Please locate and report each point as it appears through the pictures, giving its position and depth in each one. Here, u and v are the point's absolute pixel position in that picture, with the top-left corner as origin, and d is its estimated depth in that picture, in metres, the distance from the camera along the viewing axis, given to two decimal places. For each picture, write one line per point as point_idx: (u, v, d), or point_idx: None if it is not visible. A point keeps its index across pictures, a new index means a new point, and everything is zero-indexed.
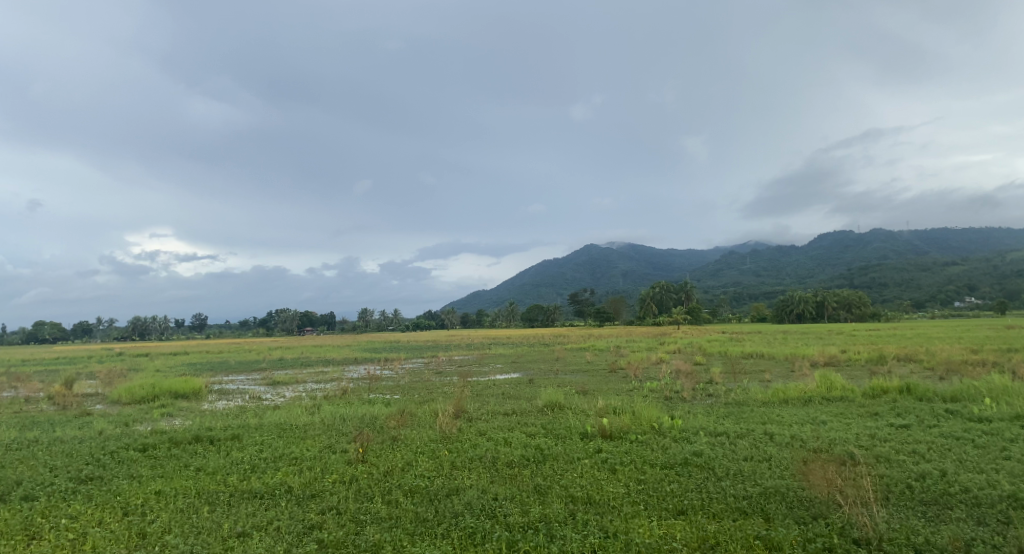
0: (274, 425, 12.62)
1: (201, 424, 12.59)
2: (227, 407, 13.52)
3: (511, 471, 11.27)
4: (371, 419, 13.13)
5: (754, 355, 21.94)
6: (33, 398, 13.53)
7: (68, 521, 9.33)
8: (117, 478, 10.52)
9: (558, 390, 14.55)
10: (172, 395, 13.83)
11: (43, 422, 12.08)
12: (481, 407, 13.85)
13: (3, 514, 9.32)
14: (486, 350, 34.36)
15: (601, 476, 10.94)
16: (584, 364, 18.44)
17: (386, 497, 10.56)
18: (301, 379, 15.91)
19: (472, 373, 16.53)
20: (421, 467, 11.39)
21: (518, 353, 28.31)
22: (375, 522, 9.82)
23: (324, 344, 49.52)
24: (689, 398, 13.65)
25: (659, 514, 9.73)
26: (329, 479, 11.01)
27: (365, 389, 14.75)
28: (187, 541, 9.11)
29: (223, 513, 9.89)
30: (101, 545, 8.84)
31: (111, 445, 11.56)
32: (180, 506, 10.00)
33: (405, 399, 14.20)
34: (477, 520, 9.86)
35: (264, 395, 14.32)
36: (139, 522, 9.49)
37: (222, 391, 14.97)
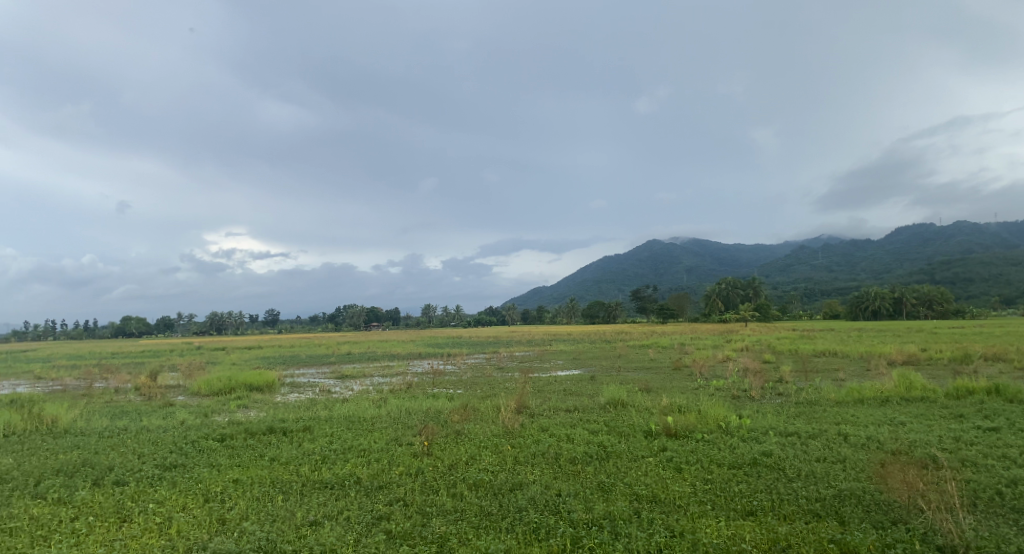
0: (342, 416, 12.94)
1: (275, 416, 13.04)
2: (299, 399, 13.97)
3: (574, 468, 11.24)
4: (435, 413, 13.32)
5: (826, 354, 21.08)
6: (122, 389, 14.31)
7: (155, 506, 9.85)
8: (198, 466, 11.01)
9: (621, 388, 14.43)
10: (248, 388, 14.38)
11: (131, 412, 12.74)
12: (544, 403, 13.86)
13: (97, 497, 9.92)
14: (554, 346, 34.13)
15: (667, 475, 10.80)
16: (648, 361, 18.18)
17: (451, 489, 10.72)
18: (368, 373, 16.27)
19: (534, 369, 16.55)
20: (484, 461, 11.49)
21: (582, 351, 28.04)
22: (441, 515, 9.98)
23: (398, 338, 50.67)
24: (758, 397, 13.29)
25: (727, 515, 9.55)
26: (396, 471, 11.24)
27: (429, 384, 14.98)
28: (263, 528, 9.50)
29: (296, 502, 10.25)
30: (185, 529, 9.33)
31: (192, 434, 12.11)
32: (256, 494, 10.40)
33: (468, 394, 14.33)
34: (541, 515, 9.90)
35: (332, 388, 14.73)
36: (219, 509, 9.93)
37: (294, 384, 15.47)
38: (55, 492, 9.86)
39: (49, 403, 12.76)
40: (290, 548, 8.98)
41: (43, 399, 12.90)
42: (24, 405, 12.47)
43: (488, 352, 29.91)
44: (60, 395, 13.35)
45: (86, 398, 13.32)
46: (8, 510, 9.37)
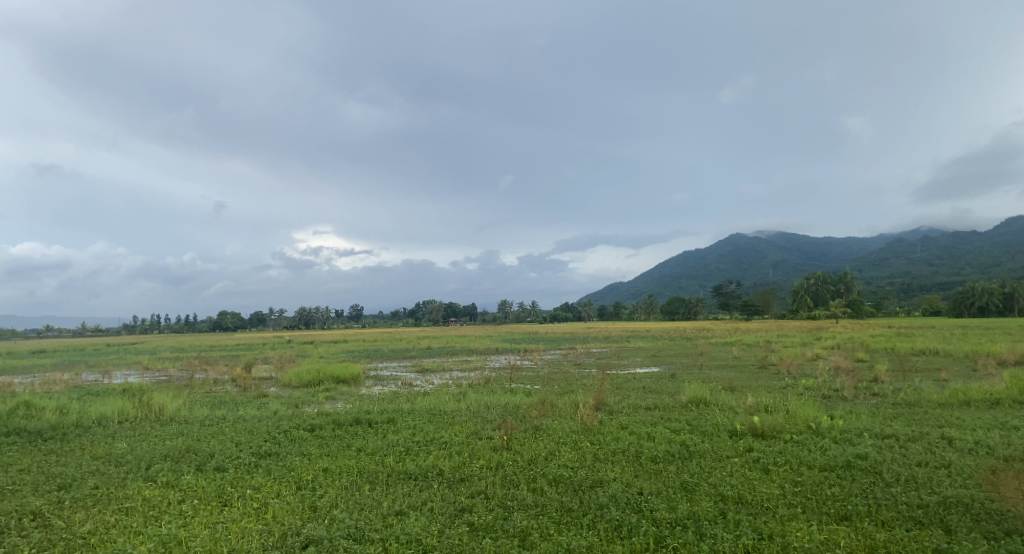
0: (424, 409, 13.22)
1: (360, 408, 13.46)
2: (383, 392, 14.37)
3: (656, 467, 11.06)
4: (514, 408, 13.41)
5: (925, 354, 19.90)
6: (220, 380, 15.14)
7: (252, 492, 10.36)
8: (291, 455, 11.49)
9: (703, 386, 14.12)
10: (335, 380, 14.91)
11: (229, 402, 13.43)
12: (623, 401, 13.72)
13: (201, 482, 10.51)
14: (633, 343, 33.66)
15: (754, 476, 10.48)
16: (730, 359, 17.70)
17: (531, 484, 10.77)
18: (447, 367, 16.55)
19: (613, 366, 16.43)
20: (564, 457, 11.47)
21: (659, 348, 27.53)
22: (522, 509, 10.05)
23: (473, 335, 51.51)
24: (851, 397, 12.75)
25: (819, 519, 9.17)
26: (477, 464, 11.39)
27: (506, 379, 15.10)
28: (352, 516, 9.83)
29: (382, 492, 10.55)
30: (280, 515, 9.77)
31: (285, 424, 12.65)
32: (345, 483, 10.77)
33: (546, 390, 14.37)
34: (623, 513, 9.81)
35: (414, 382, 15.08)
36: (311, 497, 10.35)
37: (377, 377, 15.93)
38: (164, 476, 10.53)
39: (156, 392, 13.63)
40: (378, 537, 9.25)
41: (151, 388, 13.79)
42: (135, 394, 13.36)
43: (565, 348, 29.78)
44: (166, 385, 14.23)
45: (188, 388, 14.14)
46: (124, 490, 10.07)
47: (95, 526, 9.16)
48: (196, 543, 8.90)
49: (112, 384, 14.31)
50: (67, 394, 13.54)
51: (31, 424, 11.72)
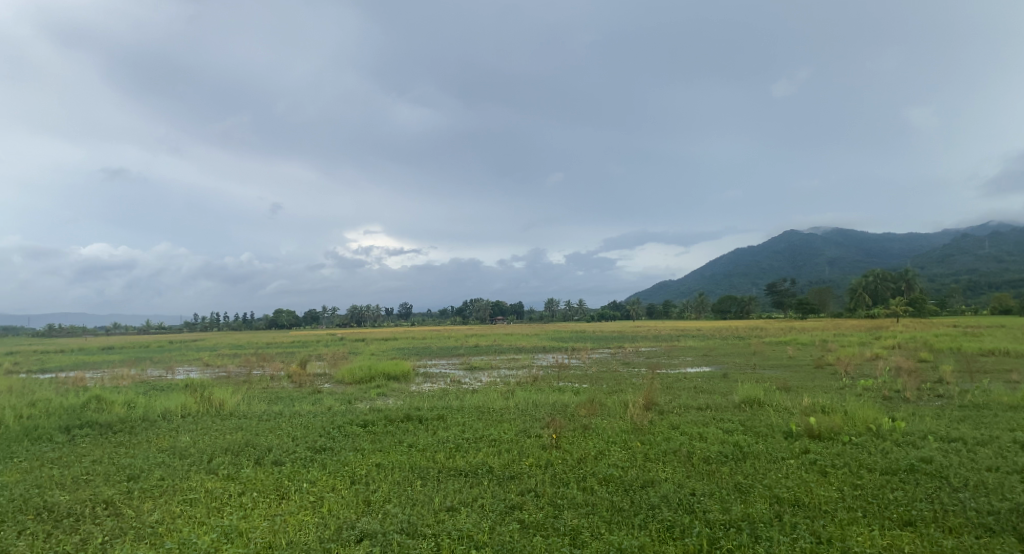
0: (473, 407, 13.32)
1: (411, 404, 13.65)
2: (432, 389, 14.55)
3: (709, 467, 10.91)
4: (563, 407, 13.41)
5: (995, 355, 19.07)
6: (277, 376, 15.59)
7: (309, 486, 10.62)
8: (344, 450, 11.73)
9: (757, 386, 13.87)
10: (386, 377, 15.17)
11: (285, 397, 13.80)
12: (673, 400, 13.58)
13: (260, 475, 10.82)
14: (682, 342, 33.16)
15: (811, 478, 10.24)
16: (785, 359, 17.27)
17: (582, 483, 10.75)
18: (495, 365, 16.65)
19: (663, 365, 16.25)
20: (614, 457, 11.41)
21: (709, 347, 27.05)
22: (572, 507, 10.04)
23: (517, 333, 51.67)
24: (914, 399, 12.35)
25: (881, 523, 8.90)
26: (526, 462, 11.42)
27: (554, 377, 15.10)
28: (404, 511, 9.98)
29: (433, 488, 10.68)
30: (336, 509, 9.99)
31: (339, 420, 12.93)
32: (397, 478, 10.94)
33: (594, 388, 14.32)
34: (675, 514, 9.71)
35: (463, 379, 15.22)
36: (365, 491, 10.55)
37: (427, 374, 16.14)
38: (225, 469, 10.87)
39: (216, 387, 14.11)
40: (430, 532, 9.36)
41: (211, 384, 14.27)
42: (196, 388, 13.85)
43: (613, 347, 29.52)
44: (225, 381, 14.71)
45: (247, 384, 14.59)
46: (188, 482, 10.45)
47: (162, 516, 9.53)
48: (256, 535, 9.16)
49: (174, 380, 14.87)
50: (133, 388, 14.13)
51: (102, 418, 12.28)
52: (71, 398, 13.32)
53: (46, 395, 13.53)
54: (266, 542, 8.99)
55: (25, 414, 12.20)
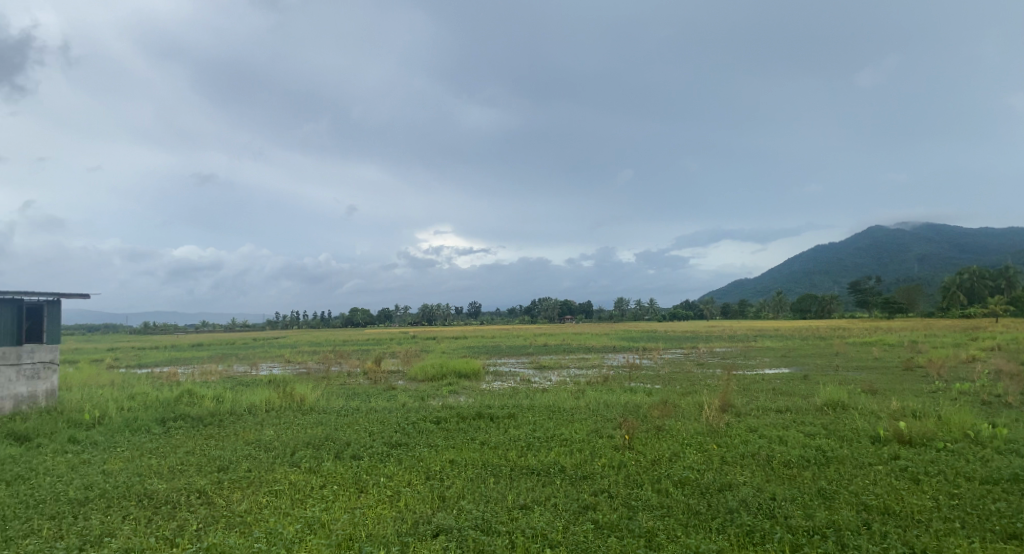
0: (544, 406, 13.35)
1: (482, 402, 13.78)
2: (503, 387, 14.65)
3: (790, 471, 10.57)
4: (635, 407, 13.28)
5: None
6: (353, 372, 16.06)
7: (386, 480, 10.88)
8: (419, 446, 11.95)
9: (840, 388, 13.36)
10: (458, 375, 15.38)
11: (361, 393, 14.17)
12: (751, 403, 13.24)
13: (339, 468, 11.15)
14: (757, 342, 32.08)
15: (902, 486, 9.76)
16: (869, 361, 16.58)
17: (656, 485, 10.60)
18: (565, 364, 16.65)
19: (739, 366, 15.87)
20: (690, 459, 11.19)
21: (787, 348, 26.21)
22: (647, 509, 9.91)
23: (582, 334, 51.35)
24: (1016, 404, 11.62)
25: (981, 536, 8.38)
26: (599, 462, 11.35)
27: (625, 378, 14.96)
28: (479, 507, 10.08)
29: (506, 486, 10.75)
30: (412, 503, 10.19)
31: (413, 416, 13.20)
32: (470, 475, 11.07)
33: (667, 389, 14.10)
34: (755, 518, 9.43)
35: (533, 378, 15.27)
36: (439, 487, 10.73)
37: (497, 373, 16.26)
38: (307, 462, 11.26)
39: (297, 383, 14.64)
40: (504, 529, 9.42)
41: (292, 380, 14.83)
42: (279, 384, 14.42)
43: (685, 347, 28.90)
44: (305, 377, 15.26)
45: (325, 380, 15.07)
46: (273, 474, 10.88)
47: (250, 506, 9.95)
48: (337, 526, 9.44)
49: (258, 375, 15.52)
50: (222, 383, 14.84)
51: (194, 411, 12.94)
52: (166, 392, 14.11)
53: (143, 388, 14.39)
54: (348, 533, 9.24)
55: (125, 407, 13.02)
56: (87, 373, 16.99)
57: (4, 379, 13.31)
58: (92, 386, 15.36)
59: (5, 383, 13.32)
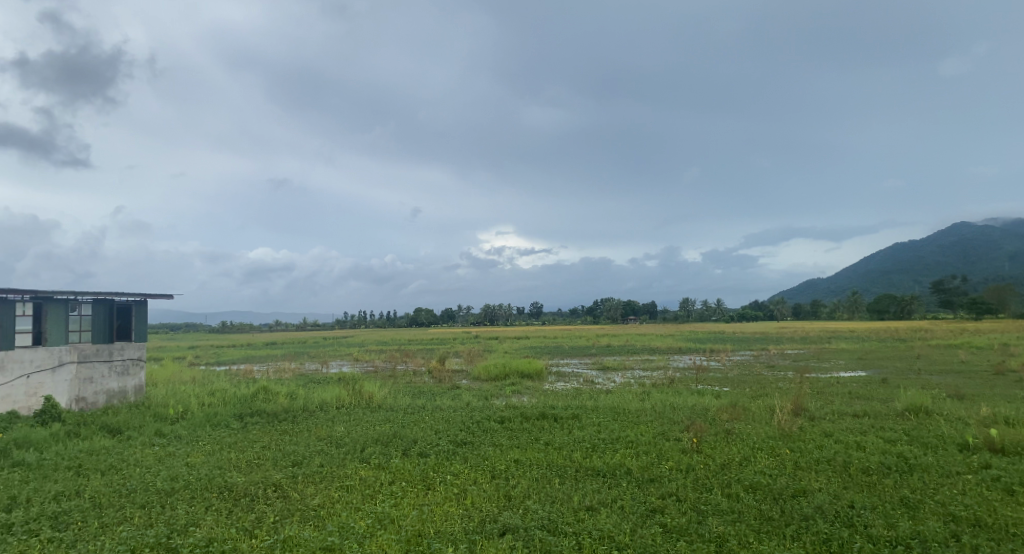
0: (609, 407, 13.30)
1: (546, 402, 13.82)
2: (566, 388, 14.64)
3: (868, 479, 10.16)
4: (703, 410, 13.07)
5: None
6: (419, 371, 16.37)
7: (453, 478, 11.01)
8: (484, 445, 12.05)
9: (922, 393, 12.81)
10: (520, 375, 15.47)
11: (426, 392, 14.43)
12: (825, 407, 12.86)
13: (407, 465, 11.36)
14: (832, 344, 30.79)
15: (994, 496, 9.23)
16: (953, 364, 15.77)
17: (726, 489, 10.36)
18: (629, 365, 16.57)
19: (810, 369, 15.42)
20: (761, 463, 10.90)
21: (864, 350, 25.18)
22: (717, 514, 9.69)
23: (642, 334, 50.64)
24: None
25: None
26: (666, 465, 11.18)
27: (692, 380, 14.77)
28: (545, 508, 10.08)
29: (572, 487, 10.70)
30: (478, 502, 10.27)
31: (477, 415, 13.35)
32: (536, 475, 11.08)
33: (736, 392, 13.84)
34: (833, 526, 9.08)
35: (596, 379, 15.24)
36: (505, 486, 10.78)
37: (560, 373, 16.29)
38: (376, 459, 11.52)
39: (366, 381, 15.02)
40: (570, 530, 9.38)
41: (361, 377, 15.22)
42: (348, 382, 14.83)
43: (755, 349, 28.03)
44: (373, 375, 15.63)
45: (392, 378, 15.42)
46: (344, 469, 11.17)
47: (322, 500, 10.24)
48: (406, 522, 9.60)
49: (328, 373, 15.99)
50: (294, 380, 15.35)
51: (269, 407, 13.45)
52: (243, 388, 14.72)
53: (221, 384, 15.06)
54: (417, 529, 9.38)
55: (206, 403, 13.64)
56: (170, 369, 17.92)
57: (98, 375, 14.18)
58: (175, 382, 16.16)
59: (98, 379, 14.19)
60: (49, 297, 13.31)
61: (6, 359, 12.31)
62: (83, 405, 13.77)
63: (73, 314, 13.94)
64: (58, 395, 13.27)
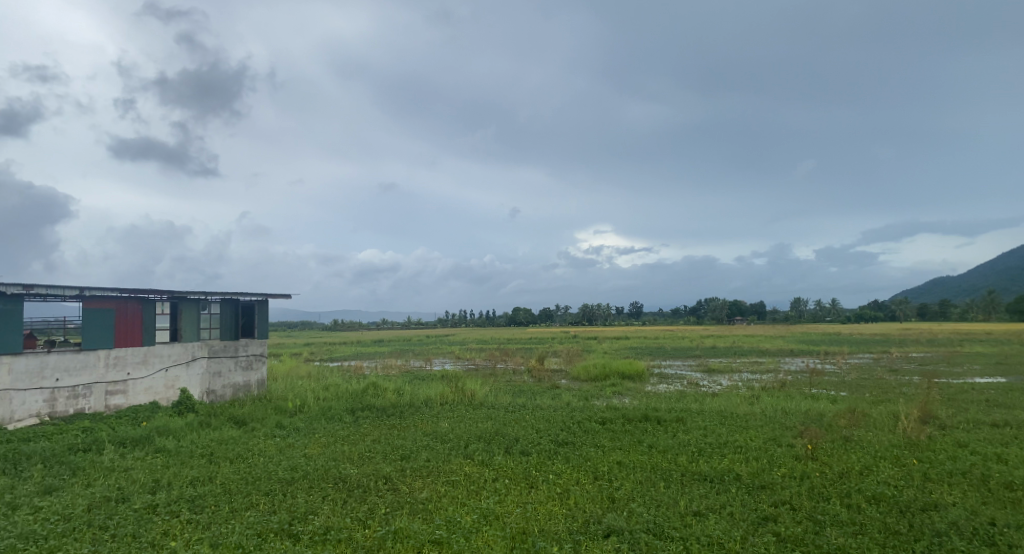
0: (715, 411, 13.00)
1: (647, 404, 13.67)
2: (668, 390, 14.43)
3: (1012, 495, 9.31)
4: (818, 416, 12.54)
5: None
6: (519, 370, 16.62)
7: (555, 477, 11.02)
8: (586, 445, 12.03)
9: None
10: (621, 375, 15.39)
11: (527, 391, 14.61)
12: (958, 415, 12.00)
13: (510, 463, 11.50)
14: (972, 348, 28.31)
15: None
16: None
17: (845, 499, 9.79)
18: (736, 369, 16.20)
19: (936, 374, 14.43)
20: (885, 473, 10.25)
21: (1005, 354, 23.12)
22: (836, 525, 9.13)
23: (744, 335, 48.66)
24: None
25: None
26: (778, 472, 10.74)
27: (805, 383, 14.24)
28: (649, 511, 9.87)
29: (677, 491, 10.45)
30: (582, 502, 10.21)
31: (577, 415, 13.36)
32: (639, 478, 10.92)
33: (855, 397, 13.21)
34: (971, 544, 8.33)
35: (700, 382, 14.96)
36: (608, 487, 10.67)
37: (662, 374, 16.10)
38: (479, 455, 11.74)
39: (468, 379, 15.40)
40: (678, 535, 9.12)
41: (463, 375, 15.60)
42: (451, 379, 15.25)
43: (873, 353, 26.27)
44: (474, 373, 15.99)
45: (493, 376, 15.72)
46: (449, 465, 11.44)
47: (430, 494, 10.49)
48: (511, 520, 9.67)
49: (431, 370, 16.51)
50: (400, 376, 15.95)
51: (378, 402, 14.02)
52: (354, 383, 15.46)
53: (335, 379, 15.87)
54: (520, 527, 9.42)
55: (321, 396, 14.39)
56: (287, 364, 19.13)
57: (226, 369, 15.29)
58: (290, 376, 17.18)
59: (227, 373, 15.30)
60: (184, 296, 14.46)
61: (147, 354, 13.55)
62: (213, 397, 14.97)
63: (204, 313, 15.09)
64: (192, 386, 14.53)
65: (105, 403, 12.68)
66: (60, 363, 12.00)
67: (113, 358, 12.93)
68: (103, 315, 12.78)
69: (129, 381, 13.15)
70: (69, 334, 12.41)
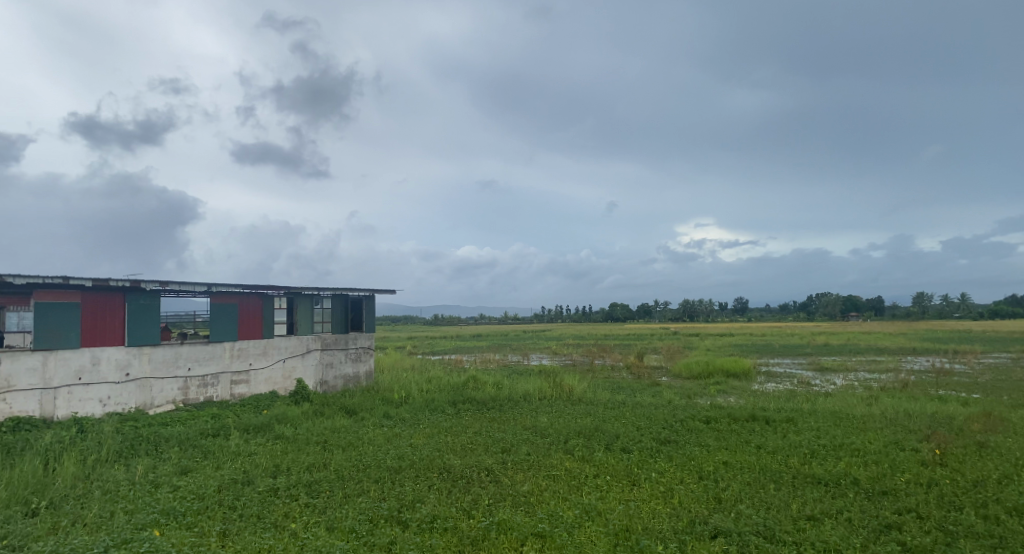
0: (829, 411, 12.42)
1: (754, 404, 13.24)
2: (777, 389, 13.93)
3: None
4: (947, 419, 11.73)
5: None
6: (618, 366, 16.49)
7: (658, 476, 10.84)
8: (689, 445, 11.77)
9: None
10: (726, 373, 14.98)
11: (626, 388, 14.49)
12: None
13: (611, 460, 11.43)
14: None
15: None
16: None
17: (982, 510, 9.05)
18: (850, 368, 15.38)
19: None
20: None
21: None
22: (970, 536, 8.45)
23: (856, 333, 45.57)
24: None
25: None
26: (901, 478, 10.10)
27: (931, 384, 13.34)
28: (758, 514, 9.50)
29: (789, 494, 10.04)
30: (687, 502, 9.97)
31: (680, 413, 13.13)
32: (747, 479, 10.56)
33: (990, 400, 12.24)
34: None
35: (813, 381, 14.34)
36: (715, 487, 10.39)
37: (769, 373, 15.55)
38: (580, 450, 11.74)
39: (566, 374, 15.45)
40: (791, 539, 8.74)
41: (562, 371, 15.65)
42: (550, 374, 15.35)
43: (1014, 353, 23.86)
44: (572, 369, 16.01)
45: (592, 372, 15.68)
46: (551, 459, 11.51)
47: (531, 487, 10.58)
48: (613, 517, 9.59)
49: (529, 365, 16.67)
50: (499, 371, 16.21)
51: (479, 395, 14.32)
52: (455, 376, 15.85)
53: (437, 372, 16.34)
54: (624, 524, 9.30)
55: (424, 389, 14.85)
56: (391, 356, 19.91)
57: (337, 361, 16.07)
58: (395, 369, 17.83)
59: (338, 364, 16.08)
60: (299, 292, 15.32)
61: (267, 346, 14.50)
62: (326, 387, 15.77)
63: (317, 307, 15.92)
64: (307, 377, 15.41)
65: (230, 391, 13.68)
66: (191, 353, 13.03)
67: (237, 350, 13.91)
68: (227, 309, 13.76)
69: (251, 371, 14.12)
70: (198, 327, 13.54)
